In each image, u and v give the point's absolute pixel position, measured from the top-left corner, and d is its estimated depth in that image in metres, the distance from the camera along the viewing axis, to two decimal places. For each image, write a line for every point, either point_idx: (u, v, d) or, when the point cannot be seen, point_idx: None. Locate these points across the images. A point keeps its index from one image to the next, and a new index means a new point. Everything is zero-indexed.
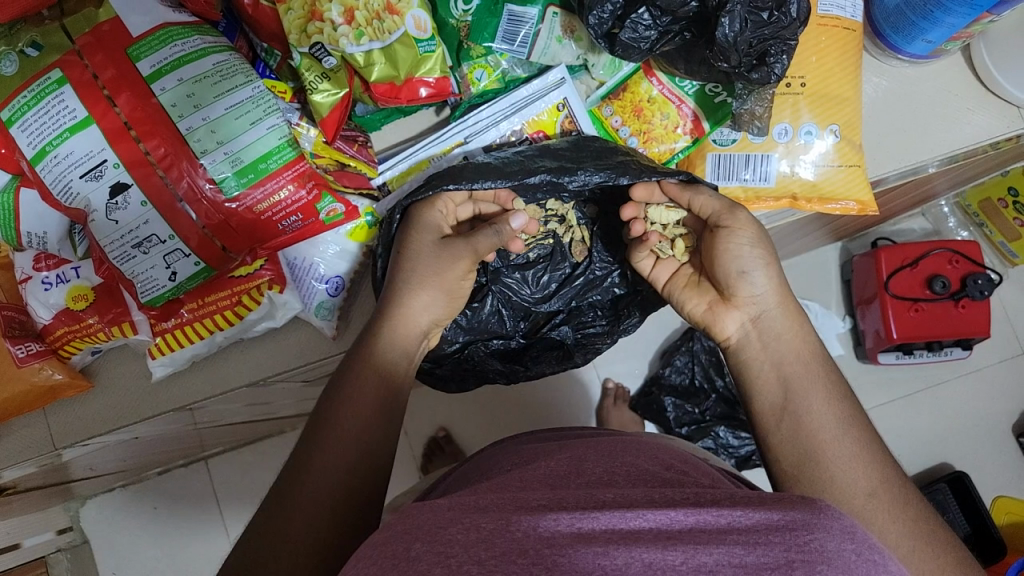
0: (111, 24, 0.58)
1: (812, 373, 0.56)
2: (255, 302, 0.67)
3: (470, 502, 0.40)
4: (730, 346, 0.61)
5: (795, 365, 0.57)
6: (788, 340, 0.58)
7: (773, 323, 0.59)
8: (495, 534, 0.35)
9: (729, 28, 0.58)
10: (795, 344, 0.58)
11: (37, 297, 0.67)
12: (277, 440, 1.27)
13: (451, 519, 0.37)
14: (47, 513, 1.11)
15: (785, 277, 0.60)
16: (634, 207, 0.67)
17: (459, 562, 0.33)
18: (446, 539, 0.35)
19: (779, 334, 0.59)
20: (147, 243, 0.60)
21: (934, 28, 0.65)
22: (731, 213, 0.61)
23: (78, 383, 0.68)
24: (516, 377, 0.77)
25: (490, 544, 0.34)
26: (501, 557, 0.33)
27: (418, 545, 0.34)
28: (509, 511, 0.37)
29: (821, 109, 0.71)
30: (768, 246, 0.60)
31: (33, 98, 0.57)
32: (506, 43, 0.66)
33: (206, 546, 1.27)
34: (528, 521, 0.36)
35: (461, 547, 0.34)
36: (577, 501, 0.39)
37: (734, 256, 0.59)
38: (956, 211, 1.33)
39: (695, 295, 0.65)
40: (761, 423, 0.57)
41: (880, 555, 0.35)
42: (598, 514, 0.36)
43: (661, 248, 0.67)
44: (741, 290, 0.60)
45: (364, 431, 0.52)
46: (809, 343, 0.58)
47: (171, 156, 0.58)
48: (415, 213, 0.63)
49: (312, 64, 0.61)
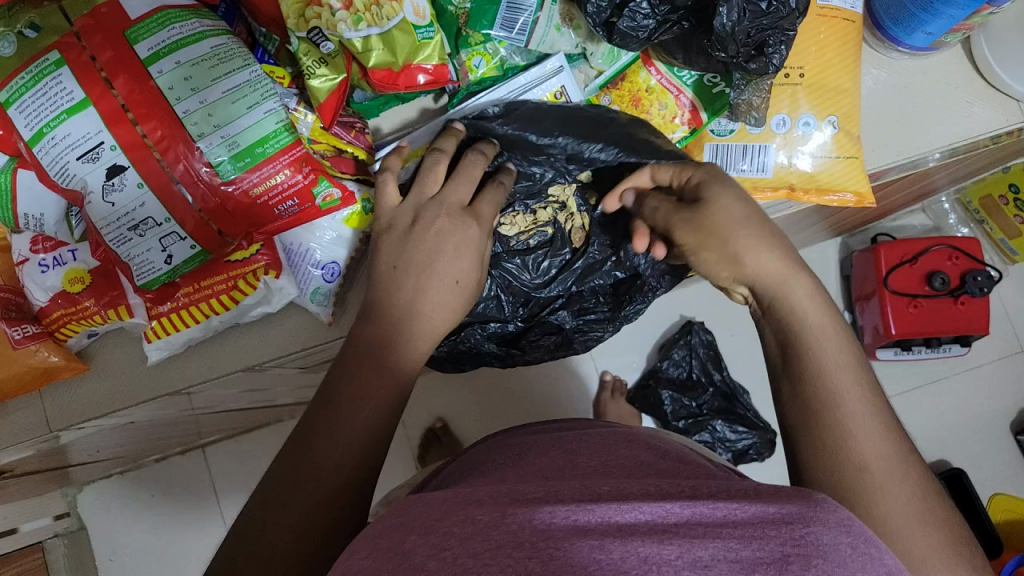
0: (109, 6, 0.58)
1: (810, 336, 0.54)
2: (251, 287, 0.67)
3: (466, 494, 0.40)
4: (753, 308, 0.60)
5: (805, 328, 0.54)
6: (791, 304, 0.56)
7: (768, 293, 0.57)
8: (491, 527, 0.35)
9: (727, 18, 0.58)
10: (800, 307, 0.55)
11: (35, 280, 0.67)
12: (275, 428, 1.28)
13: (446, 511, 0.37)
14: (45, 497, 1.12)
15: (761, 234, 0.57)
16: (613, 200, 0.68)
17: (454, 555, 0.33)
18: (442, 531, 0.35)
19: (774, 303, 0.56)
20: (143, 225, 0.60)
21: (934, 20, 0.64)
22: (669, 229, 0.61)
23: (73, 366, 0.68)
24: (511, 359, 0.79)
25: (485, 536, 0.34)
26: (496, 550, 0.33)
27: (413, 538, 0.35)
28: (505, 503, 0.38)
29: (819, 100, 0.71)
30: (726, 223, 0.57)
31: (31, 79, 0.57)
32: (505, 30, 0.65)
33: (203, 533, 1.28)
34: (524, 514, 0.36)
35: (457, 540, 0.34)
36: (573, 494, 0.39)
37: (720, 260, 0.58)
38: (957, 207, 1.33)
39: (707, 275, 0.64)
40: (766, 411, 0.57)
41: (876, 548, 0.36)
42: (593, 507, 0.36)
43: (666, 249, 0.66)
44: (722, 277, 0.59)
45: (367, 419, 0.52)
46: (815, 303, 0.55)
47: (168, 138, 0.58)
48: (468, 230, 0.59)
49: (309, 48, 0.62)
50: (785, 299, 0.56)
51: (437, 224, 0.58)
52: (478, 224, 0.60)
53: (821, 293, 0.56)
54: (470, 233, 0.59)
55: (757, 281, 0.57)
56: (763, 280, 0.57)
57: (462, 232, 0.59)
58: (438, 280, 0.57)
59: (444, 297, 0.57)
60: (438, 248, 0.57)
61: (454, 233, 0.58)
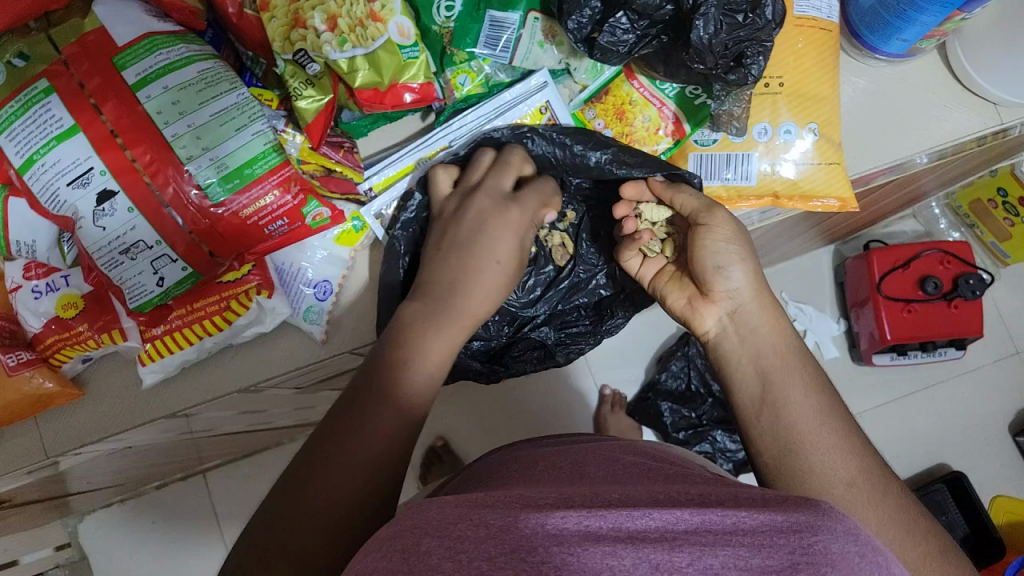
0: (96, 34, 0.59)
1: (790, 377, 0.59)
2: (244, 307, 0.66)
3: (477, 498, 0.40)
4: (709, 339, 0.65)
5: (772, 359, 0.60)
6: (764, 333, 0.62)
7: (751, 316, 0.62)
8: (504, 532, 0.35)
9: (703, 30, 0.59)
10: (773, 340, 0.61)
11: (28, 306, 0.67)
12: (276, 452, 1.27)
13: (459, 516, 0.37)
14: (45, 528, 1.11)
15: (762, 272, 0.63)
16: (626, 206, 0.71)
17: (469, 558, 0.33)
18: (456, 535, 0.35)
19: (757, 328, 0.62)
20: (134, 249, 0.61)
21: (908, 27, 0.66)
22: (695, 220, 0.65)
23: (69, 392, 0.68)
24: (495, 375, 0.80)
25: (499, 541, 0.34)
26: (510, 554, 0.33)
27: (428, 541, 0.35)
28: (517, 509, 0.38)
29: (800, 108, 0.72)
30: (743, 242, 0.63)
31: (21, 107, 0.58)
32: (489, 47, 0.67)
33: (205, 559, 1.27)
34: (536, 520, 0.36)
35: (471, 543, 0.34)
36: (584, 500, 0.39)
37: (710, 251, 0.63)
38: (947, 212, 1.34)
39: (676, 289, 0.68)
40: (743, 415, 0.60)
41: (882, 557, 0.36)
42: (604, 512, 0.36)
43: (649, 247, 0.70)
44: (717, 286, 0.63)
45: (372, 439, 0.52)
46: (785, 336, 0.62)
47: (157, 162, 0.59)
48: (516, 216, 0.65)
49: (296, 70, 0.63)
50: (769, 320, 0.62)
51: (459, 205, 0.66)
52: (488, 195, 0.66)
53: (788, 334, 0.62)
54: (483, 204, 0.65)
55: (746, 300, 0.63)
56: (753, 298, 0.62)
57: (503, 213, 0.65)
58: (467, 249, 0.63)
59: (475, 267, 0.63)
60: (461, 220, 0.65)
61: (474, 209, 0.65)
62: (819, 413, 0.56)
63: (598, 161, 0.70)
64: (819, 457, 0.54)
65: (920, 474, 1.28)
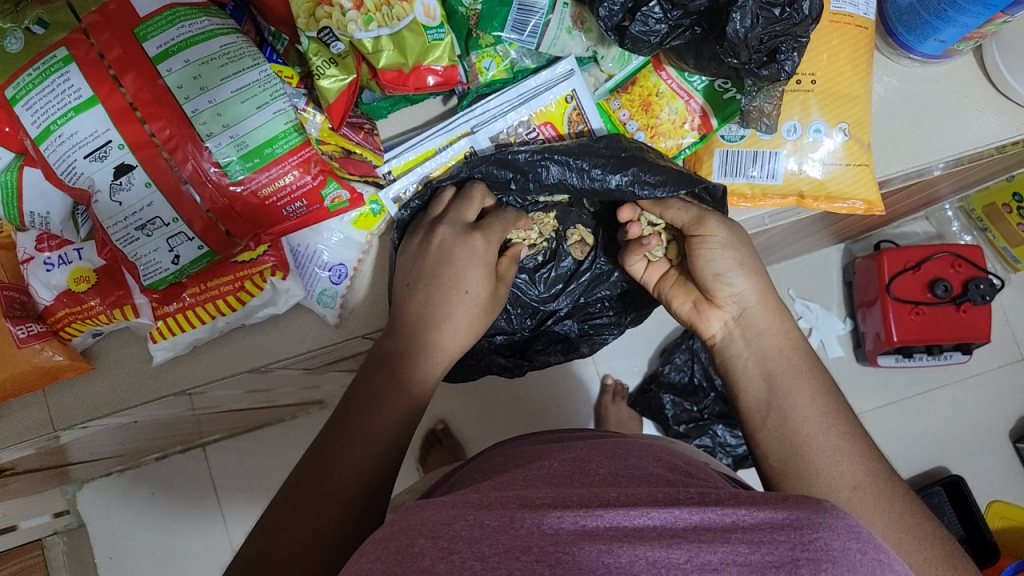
0: (117, 3, 0.58)
1: (796, 370, 0.59)
2: (258, 289, 0.66)
3: (473, 499, 0.39)
4: (715, 343, 0.64)
5: (778, 361, 0.60)
6: (769, 335, 0.61)
7: (757, 319, 0.62)
8: (500, 531, 0.34)
9: (740, 24, 0.57)
10: (778, 343, 0.61)
11: (39, 278, 0.67)
12: (276, 429, 1.27)
13: (455, 516, 0.36)
14: (45, 495, 1.11)
15: (764, 272, 0.63)
16: (631, 209, 0.68)
17: (463, 558, 0.32)
18: (450, 535, 0.34)
19: (762, 331, 0.61)
20: (150, 225, 0.60)
21: (947, 28, 0.64)
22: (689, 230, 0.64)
23: (78, 365, 0.68)
24: (519, 368, 0.80)
25: (494, 541, 0.33)
26: (504, 554, 0.33)
27: (421, 541, 0.34)
28: (513, 508, 0.37)
29: (830, 107, 0.70)
30: (741, 246, 0.62)
31: (38, 76, 0.57)
32: (516, 32, 0.66)
33: (202, 530, 1.27)
34: (532, 519, 0.35)
35: (464, 544, 0.33)
36: (581, 500, 0.38)
37: (707, 261, 0.62)
38: (960, 214, 1.33)
39: (681, 294, 0.67)
40: (750, 420, 0.59)
41: (885, 554, 0.35)
42: (602, 512, 0.36)
43: (654, 252, 0.69)
44: (720, 292, 0.63)
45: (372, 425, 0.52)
46: (792, 340, 0.61)
47: (176, 138, 0.58)
48: (479, 245, 0.64)
49: (319, 48, 0.61)
50: (775, 321, 0.62)
51: (439, 239, 0.64)
52: (482, 235, 0.64)
53: (801, 342, 0.61)
54: (475, 245, 0.64)
55: (752, 304, 0.62)
56: (760, 303, 0.62)
57: (467, 241, 0.64)
58: (454, 285, 0.62)
59: (462, 311, 0.62)
60: (447, 259, 0.63)
61: (459, 245, 0.64)
62: (831, 420, 0.56)
63: (618, 184, 0.65)
64: (828, 465, 0.54)
65: (919, 476, 1.28)
